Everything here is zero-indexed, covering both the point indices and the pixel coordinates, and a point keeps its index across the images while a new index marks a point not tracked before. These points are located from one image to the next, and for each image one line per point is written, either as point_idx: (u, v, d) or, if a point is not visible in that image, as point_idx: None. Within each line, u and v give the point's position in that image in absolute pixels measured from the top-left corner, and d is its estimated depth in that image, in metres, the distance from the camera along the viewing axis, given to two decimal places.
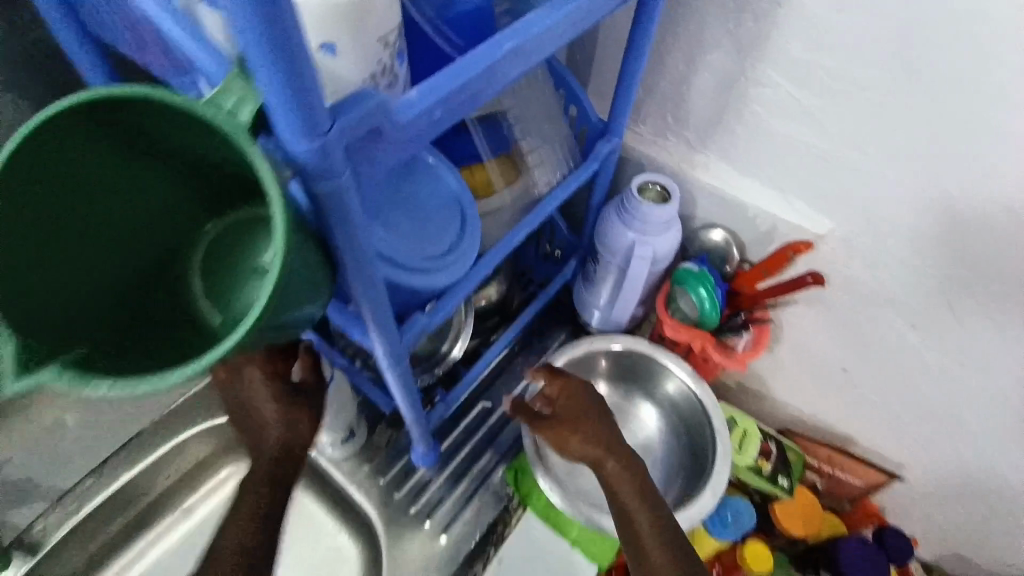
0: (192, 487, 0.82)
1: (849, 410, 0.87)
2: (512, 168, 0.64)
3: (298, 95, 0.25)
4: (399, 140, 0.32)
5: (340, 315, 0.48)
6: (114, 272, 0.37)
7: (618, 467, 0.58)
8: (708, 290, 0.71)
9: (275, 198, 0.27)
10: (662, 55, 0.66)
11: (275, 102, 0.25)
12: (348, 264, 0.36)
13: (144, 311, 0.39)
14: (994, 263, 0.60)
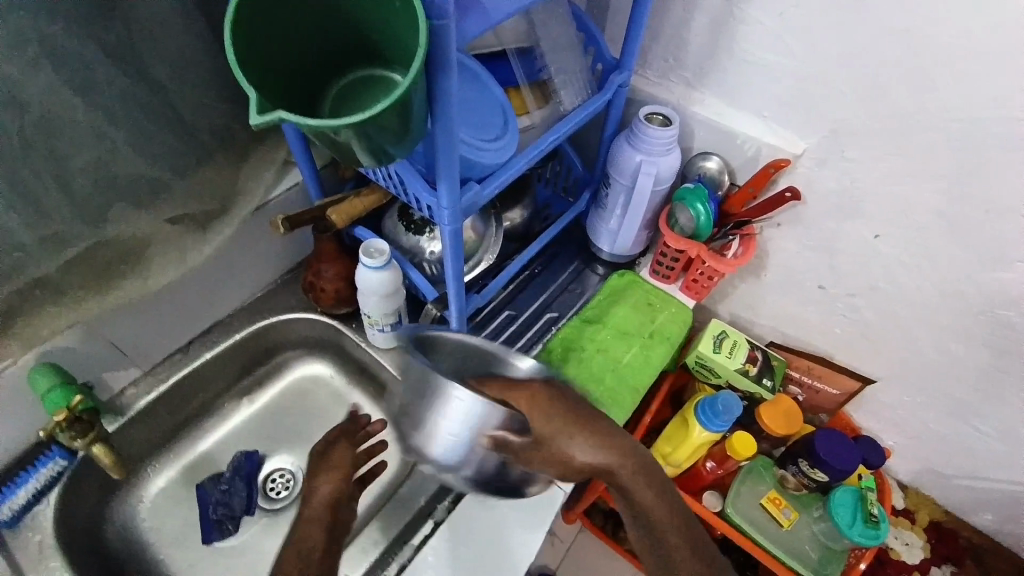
0: (257, 377, 0.96)
1: (826, 324, 1.00)
2: (543, 93, 0.78)
3: None
4: None
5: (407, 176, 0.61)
6: (293, 56, 0.49)
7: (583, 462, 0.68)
8: (704, 205, 0.85)
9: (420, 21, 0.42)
10: (665, 4, 0.81)
11: None
12: (438, 105, 0.50)
13: (295, 88, 0.51)
14: (938, 164, 0.73)
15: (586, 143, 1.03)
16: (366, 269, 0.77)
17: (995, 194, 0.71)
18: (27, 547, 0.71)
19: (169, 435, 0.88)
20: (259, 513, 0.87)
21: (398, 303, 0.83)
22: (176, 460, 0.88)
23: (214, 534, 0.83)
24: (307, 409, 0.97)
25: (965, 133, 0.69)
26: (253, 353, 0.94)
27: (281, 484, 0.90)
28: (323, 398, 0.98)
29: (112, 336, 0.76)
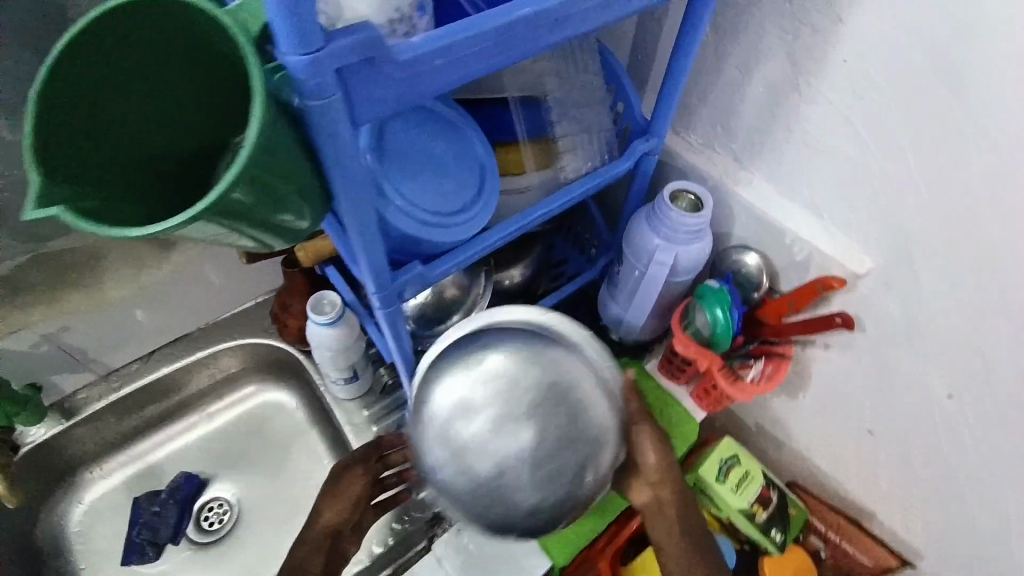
0: (220, 395, 0.92)
1: (870, 476, 0.80)
2: (545, 150, 0.65)
3: (293, 16, 0.28)
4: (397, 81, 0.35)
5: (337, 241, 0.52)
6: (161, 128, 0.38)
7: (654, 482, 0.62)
8: (724, 312, 0.69)
9: (256, 100, 0.31)
10: (718, 65, 0.66)
11: (275, 22, 0.28)
12: (338, 187, 0.39)
13: (179, 158, 0.40)
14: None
15: (615, 203, 0.89)
16: (315, 323, 0.69)
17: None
18: None
19: (119, 440, 0.86)
20: (183, 543, 0.83)
21: (351, 358, 0.74)
22: (121, 468, 0.86)
23: (132, 556, 0.80)
24: (262, 438, 0.92)
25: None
26: (215, 372, 0.89)
27: (215, 515, 0.85)
28: (280, 430, 0.92)
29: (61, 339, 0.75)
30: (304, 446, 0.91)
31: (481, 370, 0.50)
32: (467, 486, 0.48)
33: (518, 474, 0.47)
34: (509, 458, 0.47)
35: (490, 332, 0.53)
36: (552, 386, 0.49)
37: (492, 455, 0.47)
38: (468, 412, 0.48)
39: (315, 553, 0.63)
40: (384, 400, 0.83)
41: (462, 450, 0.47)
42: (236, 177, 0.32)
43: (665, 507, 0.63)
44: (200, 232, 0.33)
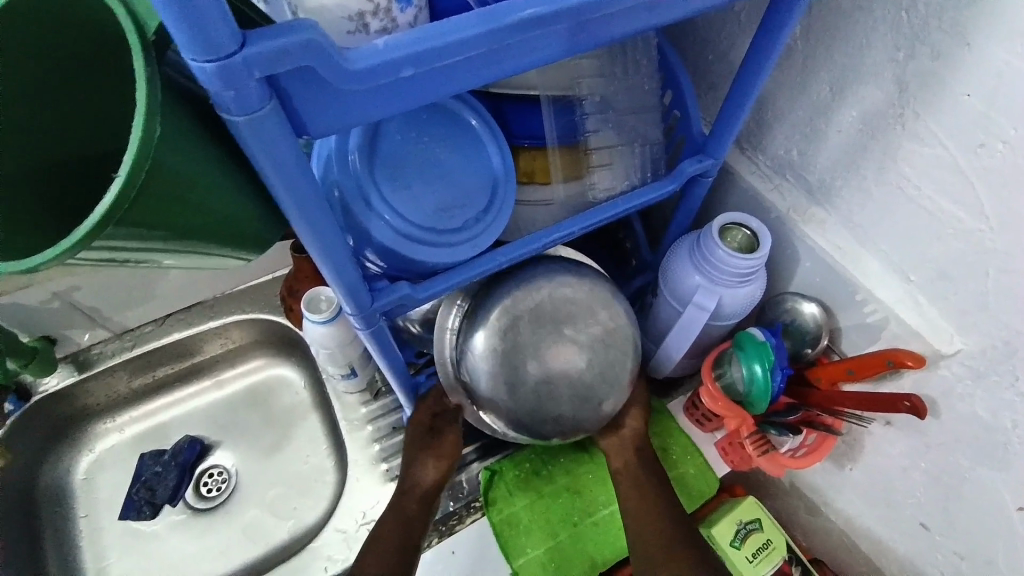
0: (232, 364, 0.93)
1: (912, 572, 0.70)
2: (578, 161, 0.57)
3: (186, 16, 0.22)
4: (353, 92, 0.28)
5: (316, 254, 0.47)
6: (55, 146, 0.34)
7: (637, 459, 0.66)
8: (762, 369, 0.58)
9: (144, 111, 0.24)
10: (804, 81, 0.55)
11: (167, 22, 0.22)
12: (290, 207, 0.33)
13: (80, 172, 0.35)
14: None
15: (661, 218, 0.79)
16: (310, 322, 0.64)
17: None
18: None
19: (133, 397, 0.88)
20: (180, 506, 0.84)
21: (345, 357, 0.70)
22: (132, 424, 0.88)
23: (130, 513, 0.82)
24: (266, 412, 0.91)
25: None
26: (224, 342, 0.90)
27: (213, 482, 0.86)
28: (284, 407, 0.92)
29: (72, 300, 0.75)
30: (303, 429, 0.90)
31: (530, 299, 0.60)
32: (496, 384, 0.59)
33: (541, 383, 0.58)
34: (527, 370, 0.58)
35: (546, 274, 0.62)
36: (587, 327, 0.60)
37: (519, 362, 0.58)
38: (512, 330, 0.59)
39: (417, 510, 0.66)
40: (383, 400, 0.80)
41: (499, 353, 0.59)
42: (116, 203, 0.25)
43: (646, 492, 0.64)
44: (102, 259, 0.28)
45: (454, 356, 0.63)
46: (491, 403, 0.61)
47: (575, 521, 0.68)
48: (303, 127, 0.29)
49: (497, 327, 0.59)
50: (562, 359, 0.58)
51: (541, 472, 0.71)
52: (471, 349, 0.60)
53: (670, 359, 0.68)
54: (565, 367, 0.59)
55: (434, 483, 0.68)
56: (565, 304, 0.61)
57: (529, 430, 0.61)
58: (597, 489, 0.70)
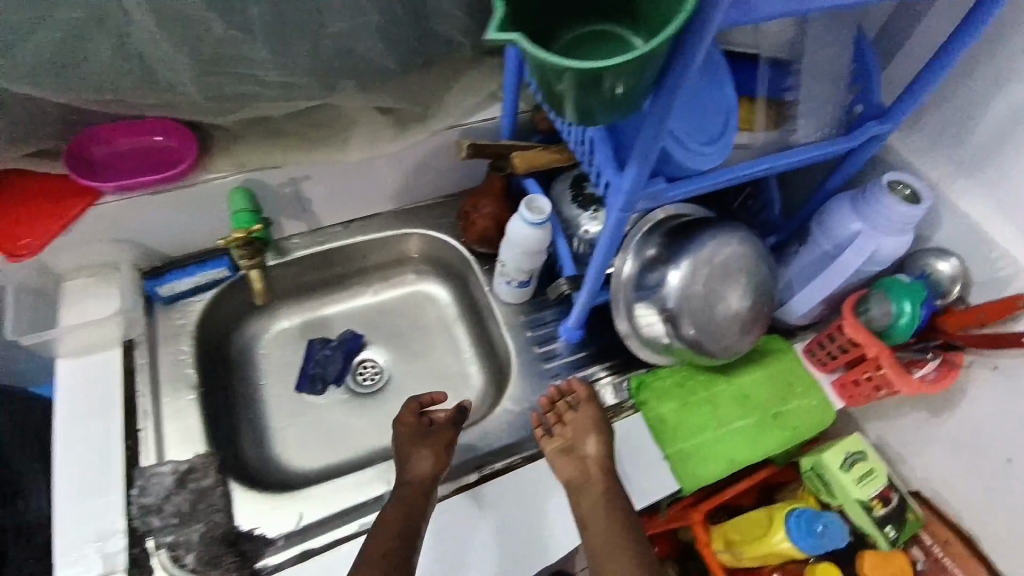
0: (389, 275, 1.04)
1: (995, 510, 0.79)
2: (778, 114, 0.70)
3: None
4: None
5: (602, 144, 0.60)
6: None
7: (591, 489, 0.71)
8: (913, 307, 0.71)
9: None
10: (973, 68, 0.67)
11: None
12: (672, 82, 0.48)
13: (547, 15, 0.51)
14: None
15: (799, 187, 0.91)
16: (522, 221, 0.76)
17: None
18: (169, 323, 0.81)
19: (306, 287, 0.99)
20: (343, 388, 0.95)
21: (532, 264, 0.82)
22: (303, 312, 1.00)
23: (305, 385, 0.94)
24: (414, 321, 1.03)
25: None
26: (390, 254, 1.02)
27: (369, 373, 0.97)
28: (430, 319, 1.03)
29: (300, 188, 0.86)
30: (448, 338, 1.01)
31: (710, 251, 0.75)
32: (683, 312, 0.76)
33: (723, 319, 0.75)
34: (715, 309, 0.75)
35: (717, 234, 0.76)
36: (755, 275, 0.76)
37: (710, 303, 0.75)
38: (703, 279, 0.74)
39: (421, 496, 0.69)
40: (538, 314, 0.92)
41: (690, 294, 0.75)
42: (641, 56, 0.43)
43: (595, 522, 0.68)
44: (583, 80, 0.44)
45: (640, 289, 0.78)
46: (668, 323, 0.77)
47: (716, 428, 0.80)
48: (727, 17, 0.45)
49: (688, 271, 0.75)
50: (737, 303, 0.75)
51: (684, 386, 0.83)
52: (664, 285, 0.76)
53: (808, 295, 0.82)
54: (740, 309, 0.76)
55: (433, 471, 0.71)
56: (737, 259, 0.76)
57: (693, 346, 0.79)
58: (731, 406, 0.82)
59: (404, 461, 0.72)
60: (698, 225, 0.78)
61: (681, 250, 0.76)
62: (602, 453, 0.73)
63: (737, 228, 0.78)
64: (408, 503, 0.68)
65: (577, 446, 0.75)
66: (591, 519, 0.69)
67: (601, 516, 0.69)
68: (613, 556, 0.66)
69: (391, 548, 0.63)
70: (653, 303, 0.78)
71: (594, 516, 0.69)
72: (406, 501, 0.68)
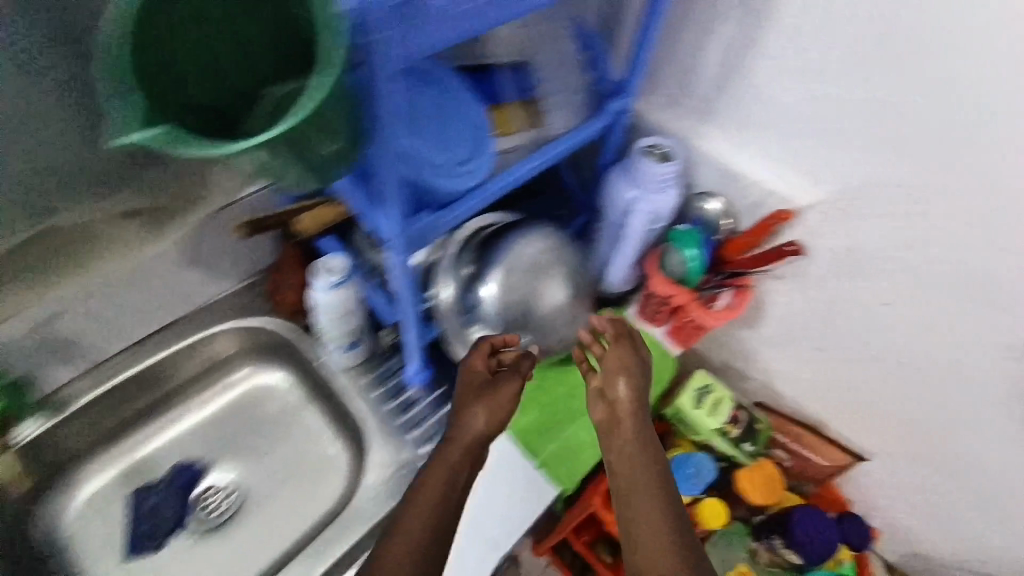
0: (209, 382, 0.91)
1: (821, 391, 0.91)
2: (531, 112, 0.70)
3: None
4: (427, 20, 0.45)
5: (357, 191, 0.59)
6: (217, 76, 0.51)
7: (625, 429, 0.65)
8: (695, 251, 0.78)
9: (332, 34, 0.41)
10: (677, 31, 0.75)
11: None
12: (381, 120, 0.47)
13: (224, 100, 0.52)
14: (979, 233, 0.62)
15: (585, 166, 0.96)
16: (319, 289, 0.70)
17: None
18: None
19: (114, 431, 0.85)
20: (186, 533, 0.83)
21: (351, 325, 0.77)
22: (111, 463, 0.85)
23: (135, 547, 0.80)
24: (256, 422, 0.91)
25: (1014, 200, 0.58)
26: (202, 360, 0.89)
27: (215, 500, 0.85)
28: (273, 412, 0.92)
29: (52, 330, 0.75)
30: (300, 424, 0.92)
31: (518, 256, 0.77)
32: (509, 321, 0.77)
33: (548, 315, 0.77)
34: (537, 309, 0.77)
35: (518, 237, 0.78)
36: (563, 264, 0.79)
37: (531, 304, 0.77)
38: (517, 285, 0.76)
39: (460, 468, 0.68)
40: (381, 368, 0.87)
41: (510, 301, 0.76)
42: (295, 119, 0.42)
43: (621, 477, 0.64)
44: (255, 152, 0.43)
45: (465, 311, 0.78)
46: (501, 336, 0.77)
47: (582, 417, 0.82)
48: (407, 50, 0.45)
49: (500, 282, 0.76)
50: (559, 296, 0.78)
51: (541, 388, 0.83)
52: (483, 302, 0.76)
53: (619, 264, 0.87)
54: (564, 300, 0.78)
55: (484, 429, 0.69)
56: (547, 255, 0.78)
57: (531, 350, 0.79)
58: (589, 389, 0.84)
59: (459, 418, 0.70)
60: (498, 234, 0.79)
61: (489, 263, 0.77)
62: (635, 393, 0.66)
63: (535, 224, 0.80)
64: (443, 492, 0.66)
65: (609, 389, 0.68)
66: (628, 488, 0.63)
67: (635, 491, 0.62)
68: (642, 507, 0.60)
69: (419, 554, 0.61)
70: (480, 321, 0.78)
71: (628, 490, 0.62)
72: (439, 487, 0.66)
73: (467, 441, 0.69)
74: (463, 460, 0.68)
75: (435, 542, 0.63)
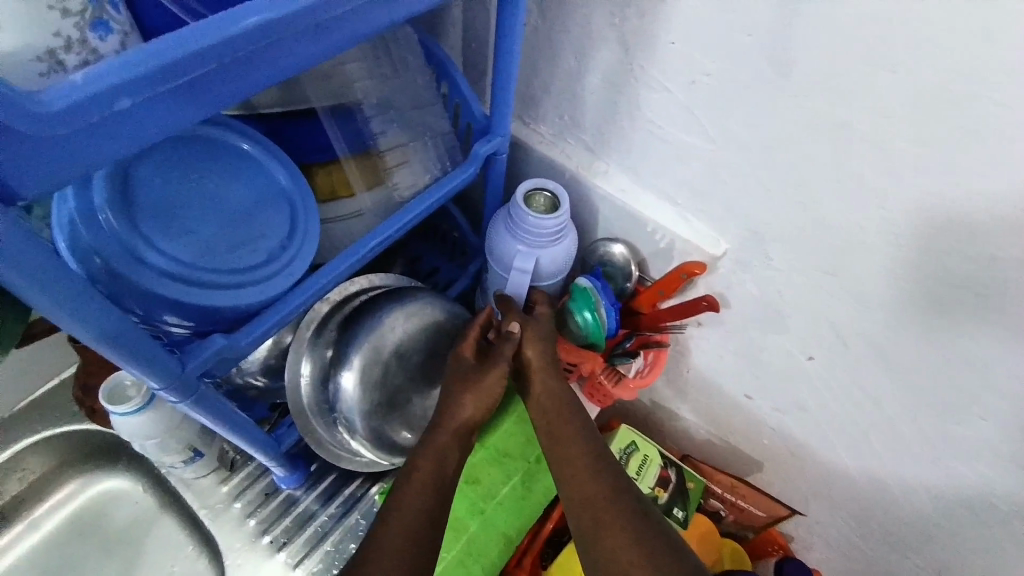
0: (40, 498, 0.76)
1: (753, 437, 0.83)
2: (376, 168, 0.57)
3: None
4: (57, 151, 0.26)
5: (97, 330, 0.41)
6: None
7: (548, 393, 0.60)
8: (592, 313, 0.65)
9: None
10: (553, 53, 0.62)
11: None
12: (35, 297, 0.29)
13: None
14: (903, 296, 0.53)
15: (477, 202, 0.83)
16: (118, 415, 0.54)
17: (982, 345, 0.51)
18: None
19: None
20: None
21: (183, 441, 0.62)
22: None
23: None
24: (102, 542, 0.76)
25: (938, 263, 0.49)
26: (25, 475, 0.75)
27: None
28: (122, 525, 0.77)
29: None
30: (157, 537, 0.77)
31: (381, 341, 0.63)
32: (378, 421, 0.63)
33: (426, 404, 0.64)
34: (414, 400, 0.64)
35: (384, 313, 0.64)
36: (441, 341, 0.66)
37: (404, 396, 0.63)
38: (384, 376, 0.62)
39: (448, 450, 0.57)
40: (244, 469, 0.72)
41: (377, 397, 0.62)
42: None
43: (564, 447, 0.57)
44: None
45: (326, 410, 0.64)
46: (372, 437, 0.64)
47: (485, 510, 0.70)
48: (12, 190, 0.25)
49: (362, 373, 0.62)
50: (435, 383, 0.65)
51: None
52: (343, 400, 0.62)
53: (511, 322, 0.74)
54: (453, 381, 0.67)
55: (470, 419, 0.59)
56: (415, 334, 0.64)
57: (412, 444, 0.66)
58: (494, 473, 0.71)
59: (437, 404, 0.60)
60: (362, 309, 0.65)
61: (349, 350, 0.62)
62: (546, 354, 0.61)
63: (409, 291, 0.67)
64: (430, 480, 0.54)
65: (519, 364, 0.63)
66: (570, 454, 0.56)
67: (573, 456, 0.56)
68: (586, 485, 0.54)
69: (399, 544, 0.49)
70: (346, 423, 0.63)
71: (570, 457, 0.56)
72: (428, 474, 0.54)
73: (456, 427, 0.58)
74: (452, 452, 0.57)
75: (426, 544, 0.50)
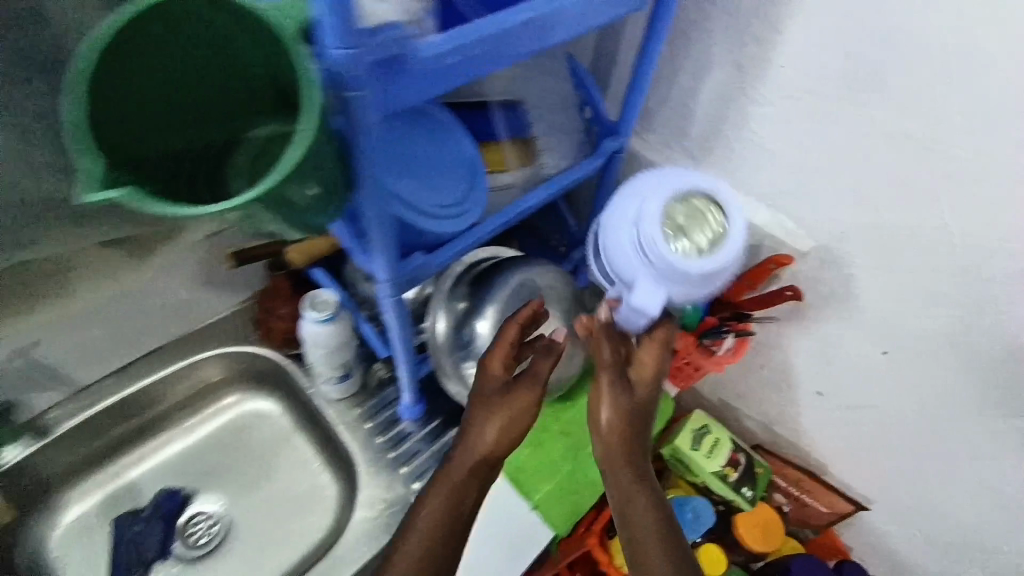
0: (198, 407, 0.90)
1: (820, 437, 0.89)
2: (528, 151, 0.72)
3: (346, 21, 0.35)
4: (412, 80, 0.41)
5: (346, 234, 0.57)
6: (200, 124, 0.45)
7: (616, 456, 0.67)
8: None
9: (308, 90, 0.37)
10: (673, 74, 0.76)
11: (329, 22, 0.35)
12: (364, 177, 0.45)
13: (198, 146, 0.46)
14: (974, 292, 0.62)
15: (581, 200, 0.96)
16: (311, 321, 0.70)
17: None
18: None
19: (94, 457, 0.83)
20: (172, 559, 0.81)
21: (347, 358, 0.77)
22: (96, 489, 0.84)
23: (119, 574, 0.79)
24: (242, 450, 0.90)
25: (1004, 260, 0.58)
26: (184, 387, 0.88)
27: (202, 529, 0.84)
28: (260, 441, 0.91)
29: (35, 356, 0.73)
30: (288, 454, 0.90)
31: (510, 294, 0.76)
32: None
33: None
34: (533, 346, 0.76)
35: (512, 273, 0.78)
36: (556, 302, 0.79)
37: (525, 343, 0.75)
38: None
39: (475, 478, 0.64)
40: (373, 399, 0.85)
41: None
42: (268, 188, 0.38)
43: (627, 505, 0.67)
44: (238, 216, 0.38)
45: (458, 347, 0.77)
46: None
47: (575, 457, 0.80)
48: (386, 101, 0.41)
49: (495, 319, 0.75)
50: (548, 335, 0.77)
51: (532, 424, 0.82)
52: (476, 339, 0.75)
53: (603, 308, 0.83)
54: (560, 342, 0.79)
55: (495, 442, 0.64)
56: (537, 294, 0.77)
57: None
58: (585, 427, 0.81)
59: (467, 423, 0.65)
60: (495, 270, 0.79)
61: (484, 300, 0.76)
62: (620, 418, 0.66)
63: (530, 260, 0.80)
64: (464, 504, 0.64)
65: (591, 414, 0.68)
66: (630, 516, 0.66)
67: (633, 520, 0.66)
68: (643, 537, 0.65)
69: (426, 556, 0.61)
70: (474, 360, 0.76)
71: (631, 521, 0.66)
72: (457, 497, 0.64)
73: (479, 455, 0.64)
74: (476, 477, 0.64)
75: (442, 552, 0.62)
